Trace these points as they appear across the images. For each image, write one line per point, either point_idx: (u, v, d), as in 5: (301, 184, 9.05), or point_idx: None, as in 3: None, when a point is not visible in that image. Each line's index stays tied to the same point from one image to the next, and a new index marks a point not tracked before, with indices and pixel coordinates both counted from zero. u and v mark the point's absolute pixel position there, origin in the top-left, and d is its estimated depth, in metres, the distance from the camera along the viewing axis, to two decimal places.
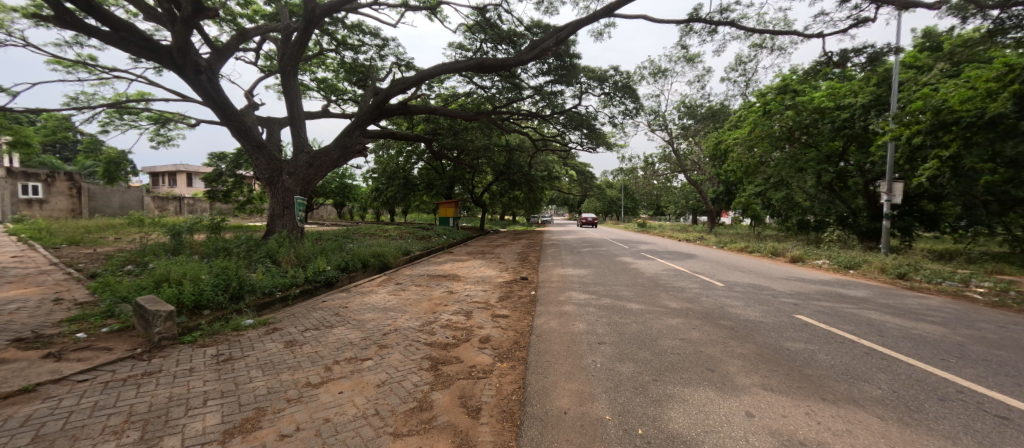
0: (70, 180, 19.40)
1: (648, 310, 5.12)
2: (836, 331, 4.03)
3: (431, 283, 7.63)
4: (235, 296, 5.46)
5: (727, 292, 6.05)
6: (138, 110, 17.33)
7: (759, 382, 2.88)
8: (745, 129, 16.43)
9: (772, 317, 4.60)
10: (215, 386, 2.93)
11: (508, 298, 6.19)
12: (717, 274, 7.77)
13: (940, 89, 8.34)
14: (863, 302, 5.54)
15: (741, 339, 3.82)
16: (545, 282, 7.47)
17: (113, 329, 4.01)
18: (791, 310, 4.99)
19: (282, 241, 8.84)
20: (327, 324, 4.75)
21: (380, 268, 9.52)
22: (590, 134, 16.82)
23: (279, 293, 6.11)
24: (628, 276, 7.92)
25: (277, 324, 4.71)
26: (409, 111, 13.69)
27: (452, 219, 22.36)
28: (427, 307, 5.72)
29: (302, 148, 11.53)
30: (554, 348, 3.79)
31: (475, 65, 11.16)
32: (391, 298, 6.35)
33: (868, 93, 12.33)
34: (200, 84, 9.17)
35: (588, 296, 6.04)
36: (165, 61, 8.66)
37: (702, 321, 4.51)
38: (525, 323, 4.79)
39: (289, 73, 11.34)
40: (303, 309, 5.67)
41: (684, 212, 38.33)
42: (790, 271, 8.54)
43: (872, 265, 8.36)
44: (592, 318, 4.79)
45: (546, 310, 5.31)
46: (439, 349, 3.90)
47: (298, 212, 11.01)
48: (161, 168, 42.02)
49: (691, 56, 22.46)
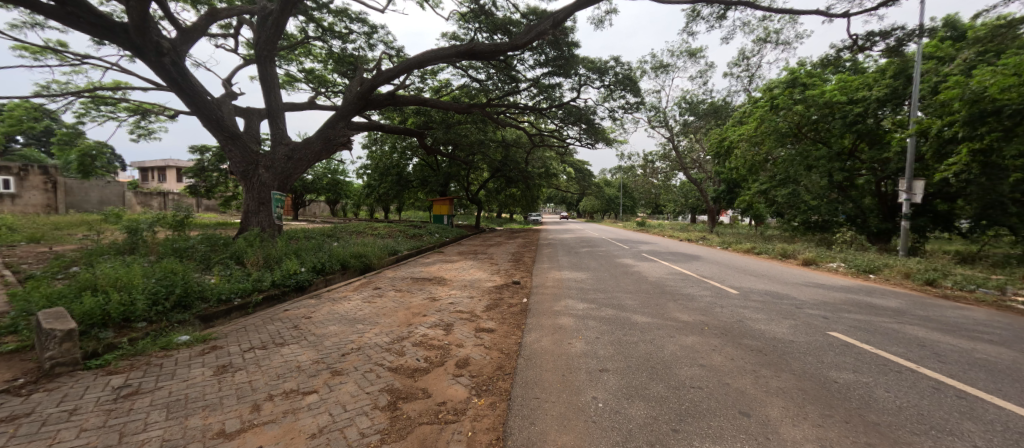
0: (45, 173, 18.38)
1: (656, 324, 4.43)
2: (886, 355, 3.35)
3: (413, 288, 6.88)
4: (179, 306, 4.75)
5: (745, 302, 5.34)
6: (116, 101, 16.48)
7: (813, 437, 2.17)
8: (751, 124, 15.74)
9: (802, 335, 3.92)
10: (91, 439, 2.21)
11: (496, 308, 5.45)
12: (729, 280, 7.04)
13: (976, 77, 7.57)
14: (900, 314, 4.85)
15: (774, 367, 3.15)
16: (539, 288, 6.75)
17: (4, 350, 3.28)
18: (823, 325, 4.30)
19: (252, 241, 8.10)
20: (280, 341, 4.02)
21: (361, 270, 8.79)
22: (588, 130, 16.12)
23: (236, 300, 5.41)
24: (631, 280, 7.20)
25: (218, 341, 3.98)
26: (398, 101, 12.85)
27: (447, 217, 21.62)
28: (403, 319, 4.99)
29: (281, 140, 10.76)
30: (546, 378, 3.07)
31: (465, 51, 10.37)
32: (365, 306, 5.61)
33: (883, 86, 11.63)
34: (163, 67, 8.37)
35: (587, 306, 5.31)
36: (120, 41, 7.84)
37: (721, 340, 3.83)
38: (514, 340, 4.09)
39: (267, 59, 10.54)
40: (259, 320, 4.93)
41: (682, 211, 37.72)
42: (806, 276, 7.83)
43: (894, 270, 7.69)
44: (591, 334, 4.10)
45: (539, 323, 4.59)
46: (405, 378, 3.17)
47: (275, 208, 10.23)
48: (150, 164, 41.30)
49: (693, 51, 21.81)
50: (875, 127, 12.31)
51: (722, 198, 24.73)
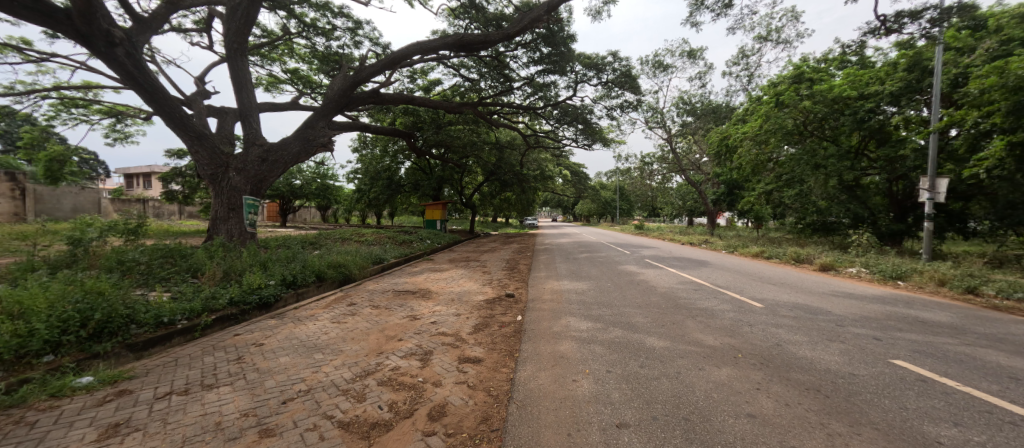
0: (13, 180, 17.15)
1: (677, 349, 3.66)
2: (986, 398, 2.59)
3: (392, 304, 6.03)
4: (103, 334, 3.93)
5: (775, 319, 4.59)
6: (88, 103, 15.61)
7: None
8: (754, 122, 15.08)
9: (863, 367, 3.16)
10: None
11: (485, 329, 4.66)
12: (748, 290, 6.26)
13: (1014, 62, 6.98)
14: (962, 333, 4.12)
15: (846, 419, 2.39)
16: (535, 302, 5.94)
17: None
18: (880, 350, 3.55)
19: (214, 251, 7.28)
20: (210, 382, 3.18)
21: (340, 281, 7.97)
22: (585, 130, 15.46)
23: (181, 324, 4.64)
24: (639, 291, 6.44)
25: (131, 383, 3.16)
26: (383, 98, 12.00)
27: (440, 223, 20.74)
28: (374, 344, 4.18)
29: (254, 140, 9.91)
30: (547, 443, 2.26)
31: (453, 42, 9.60)
32: (331, 328, 4.77)
33: (896, 79, 10.99)
34: (116, 59, 7.50)
35: (591, 326, 4.53)
36: (65, 29, 7.00)
37: (764, 374, 3.05)
38: (504, 375, 3.29)
39: (238, 53, 9.74)
40: (199, 349, 4.09)
41: (679, 214, 37.21)
42: (830, 283, 7.11)
43: (926, 276, 7.02)
44: (600, 366, 3.32)
45: (535, 351, 3.79)
46: (356, 441, 2.35)
47: (247, 214, 9.32)
48: (136, 170, 40.42)
49: (691, 51, 21.47)
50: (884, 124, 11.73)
51: (722, 201, 23.60)
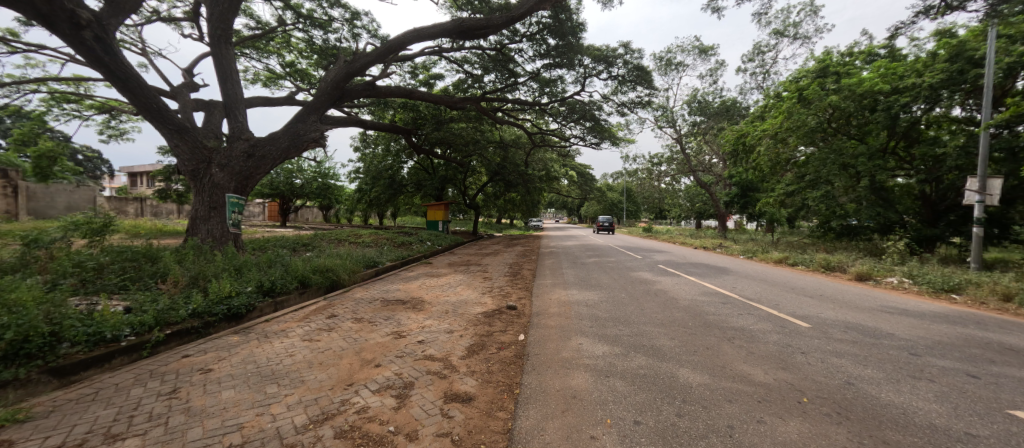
0: (5, 177, 16.78)
1: (723, 388, 2.87)
2: None
3: (377, 317, 5.29)
4: (15, 356, 3.22)
5: (831, 344, 3.79)
6: (80, 98, 15.14)
7: None
8: (774, 119, 14.26)
9: (979, 423, 2.36)
10: None
11: (481, 352, 3.91)
12: (785, 306, 5.42)
13: None
14: None
15: None
16: (540, 316, 5.20)
17: None
18: (987, 393, 2.75)
19: (186, 255, 6.59)
20: (118, 430, 2.46)
21: (326, 287, 7.28)
22: (593, 128, 14.73)
23: (124, 342, 3.92)
24: (660, 304, 5.67)
25: (16, 433, 2.42)
26: (379, 91, 11.28)
27: (442, 224, 20.09)
28: (345, 372, 3.45)
29: (240, 133, 9.25)
30: None
31: (452, 29, 8.87)
32: (299, 349, 4.04)
33: (936, 71, 10.07)
34: (83, 43, 6.86)
35: (608, 351, 3.77)
36: (22, 9, 6.35)
37: (847, 431, 2.28)
38: (501, 424, 2.53)
39: (222, 40, 9.09)
40: (134, 376, 3.38)
41: (688, 215, 36.28)
42: (873, 296, 6.28)
43: (985, 289, 6.17)
44: (624, 414, 2.56)
45: (541, 387, 3.03)
46: None
47: (230, 213, 8.64)
48: (140, 169, 40.81)
49: (705, 47, 20.65)
50: (918, 121, 10.89)
51: (734, 203, 22.62)
